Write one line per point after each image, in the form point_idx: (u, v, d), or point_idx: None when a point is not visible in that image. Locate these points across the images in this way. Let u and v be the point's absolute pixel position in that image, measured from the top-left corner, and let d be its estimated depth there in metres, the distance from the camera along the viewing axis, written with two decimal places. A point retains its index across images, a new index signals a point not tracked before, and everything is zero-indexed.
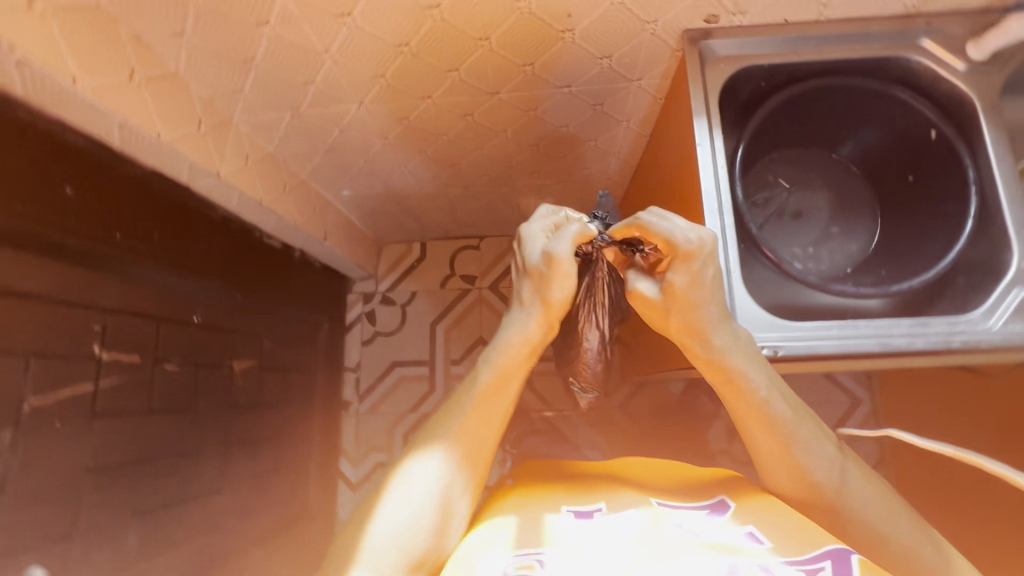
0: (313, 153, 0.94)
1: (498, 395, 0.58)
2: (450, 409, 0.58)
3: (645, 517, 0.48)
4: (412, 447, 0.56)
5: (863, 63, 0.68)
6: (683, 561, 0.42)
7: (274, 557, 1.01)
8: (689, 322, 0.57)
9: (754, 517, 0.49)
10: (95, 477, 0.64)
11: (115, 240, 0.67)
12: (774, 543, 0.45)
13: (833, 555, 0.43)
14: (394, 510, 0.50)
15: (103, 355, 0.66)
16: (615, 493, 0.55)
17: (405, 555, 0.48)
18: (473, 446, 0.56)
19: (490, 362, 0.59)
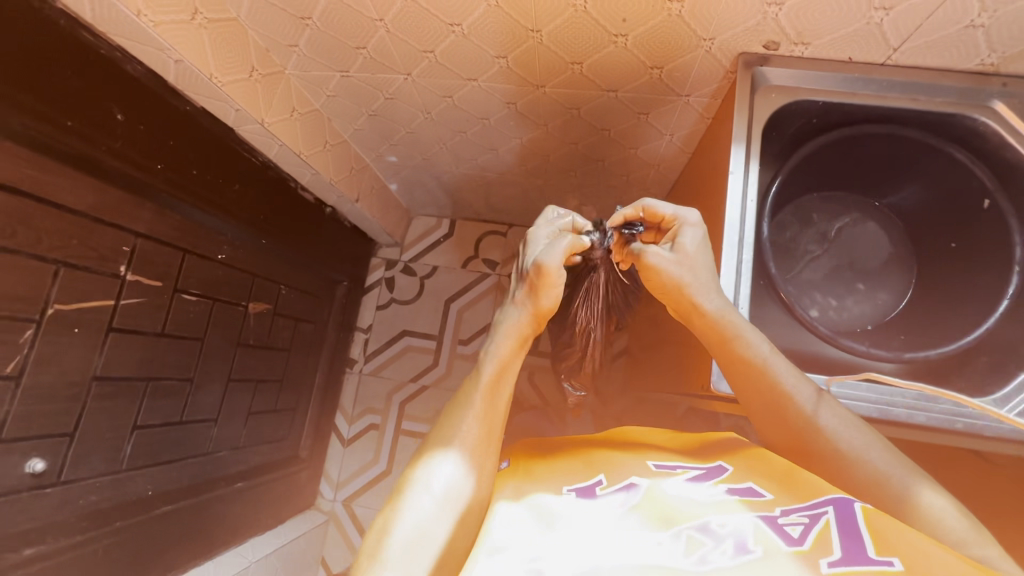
0: (357, 116, 0.96)
1: (504, 381, 0.57)
2: (455, 408, 0.55)
3: (643, 484, 0.48)
4: (420, 454, 0.52)
5: (925, 116, 0.65)
6: (687, 518, 0.43)
7: (256, 492, 1.06)
8: (691, 281, 0.58)
9: (754, 475, 0.49)
10: (103, 386, 0.69)
11: (156, 169, 0.71)
12: (775, 496, 0.46)
13: (836, 501, 0.43)
14: (408, 510, 0.47)
15: (128, 276, 0.70)
16: (611, 460, 0.53)
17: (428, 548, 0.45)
18: (486, 438, 0.54)
19: (492, 353, 0.58)
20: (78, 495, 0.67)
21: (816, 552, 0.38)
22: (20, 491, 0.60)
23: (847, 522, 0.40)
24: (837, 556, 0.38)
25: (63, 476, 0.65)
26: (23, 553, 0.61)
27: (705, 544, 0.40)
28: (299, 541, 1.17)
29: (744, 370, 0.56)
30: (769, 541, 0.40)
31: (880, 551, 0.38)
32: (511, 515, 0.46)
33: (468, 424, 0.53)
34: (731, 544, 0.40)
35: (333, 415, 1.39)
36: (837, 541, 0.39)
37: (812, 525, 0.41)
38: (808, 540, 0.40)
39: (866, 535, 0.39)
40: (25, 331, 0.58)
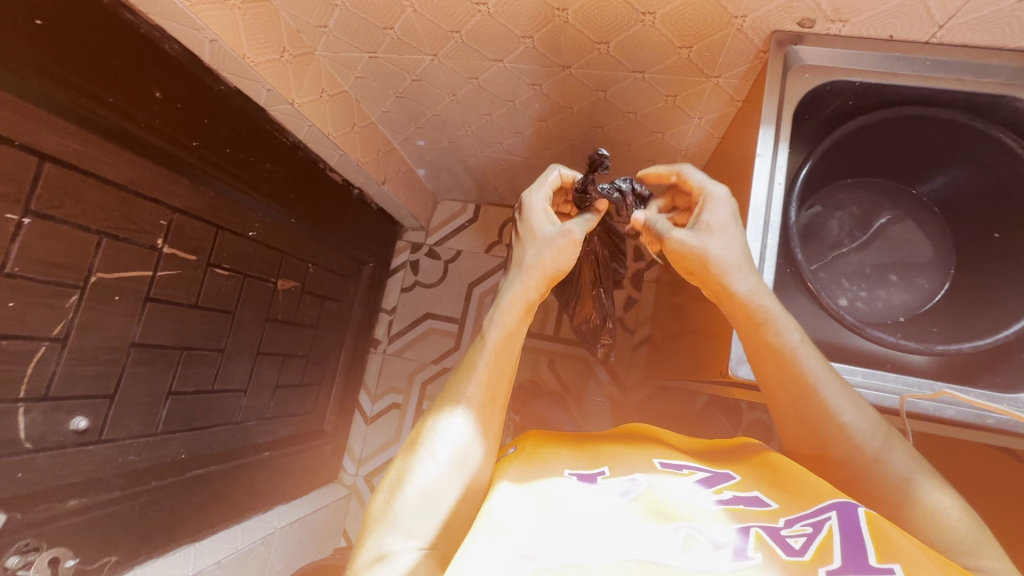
0: (385, 98, 0.97)
1: (511, 348, 0.57)
2: (463, 373, 0.56)
3: (644, 479, 0.48)
4: (429, 414, 0.53)
5: (972, 98, 0.62)
6: (689, 519, 0.43)
7: (283, 462, 1.10)
8: (721, 261, 0.56)
9: (762, 484, 0.48)
10: (141, 351, 0.73)
11: (191, 146, 0.74)
12: (781, 505, 0.45)
13: (840, 506, 0.42)
14: (413, 467, 0.48)
15: (164, 249, 0.73)
16: (616, 455, 0.54)
17: (420, 499, 0.45)
18: (493, 408, 0.54)
19: (497, 320, 0.58)
20: (118, 454, 0.71)
21: (816, 562, 0.37)
22: (66, 446, 0.64)
23: (850, 529, 0.39)
24: (837, 565, 0.36)
25: (104, 435, 0.69)
26: (67, 504, 0.65)
27: (703, 545, 0.39)
28: (322, 511, 1.22)
29: (770, 361, 0.55)
30: (769, 550, 0.39)
31: (882, 559, 0.36)
32: (512, 496, 0.46)
33: (475, 387, 0.54)
34: (732, 550, 0.39)
35: (357, 392, 1.42)
36: (838, 550, 0.38)
37: (814, 535, 0.40)
38: (809, 550, 0.39)
39: (868, 542, 0.37)
40: (70, 297, 0.62)
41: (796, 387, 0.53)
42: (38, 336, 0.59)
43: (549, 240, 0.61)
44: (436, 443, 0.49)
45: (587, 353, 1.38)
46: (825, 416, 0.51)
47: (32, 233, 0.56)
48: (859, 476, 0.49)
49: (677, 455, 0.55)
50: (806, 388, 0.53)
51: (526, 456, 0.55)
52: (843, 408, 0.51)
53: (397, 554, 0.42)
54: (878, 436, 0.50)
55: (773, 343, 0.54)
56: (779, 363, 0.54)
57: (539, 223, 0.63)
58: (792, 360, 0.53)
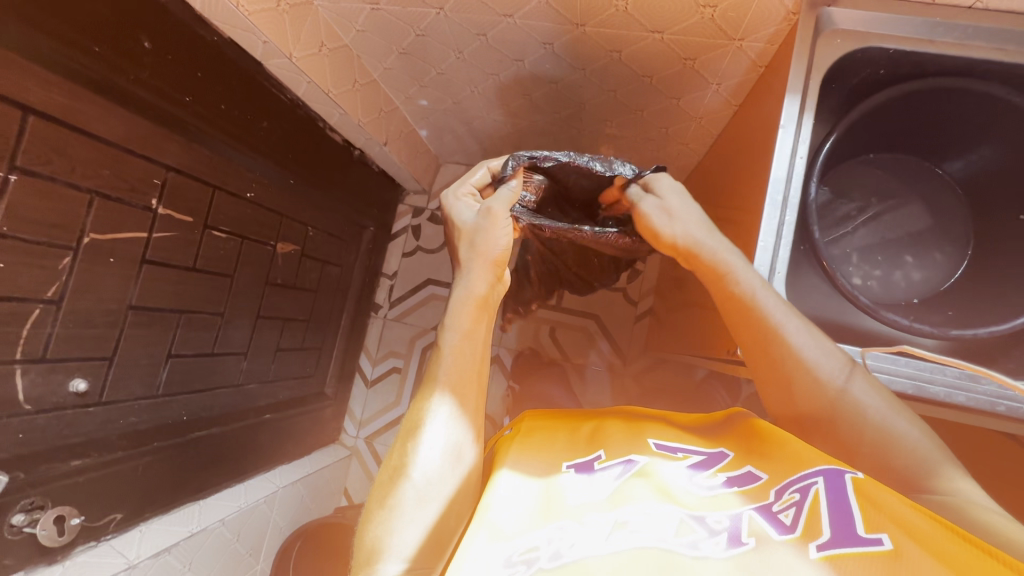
0: (387, 54, 0.92)
1: (471, 342, 0.57)
2: (431, 376, 0.56)
3: (641, 462, 0.49)
4: (410, 418, 0.54)
5: (1011, 70, 0.59)
6: (685, 505, 0.42)
7: (284, 423, 1.11)
8: (686, 229, 0.59)
9: (753, 457, 0.48)
10: (139, 314, 0.72)
11: (183, 101, 0.70)
12: (771, 476, 0.44)
13: (826, 473, 0.41)
14: (403, 473, 0.50)
15: (159, 210, 0.71)
16: (613, 437, 0.54)
17: (416, 499, 0.48)
18: (469, 403, 0.55)
19: (454, 325, 0.57)
20: (119, 416, 0.71)
21: (806, 536, 0.37)
22: (65, 408, 0.64)
23: (837, 496, 0.39)
24: (826, 539, 0.36)
25: (104, 397, 0.69)
26: (70, 465, 0.65)
27: (698, 532, 0.39)
28: (323, 471, 1.24)
29: (766, 353, 0.53)
30: (761, 531, 0.38)
31: (869, 530, 0.36)
32: (508, 489, 0.48)
33: (445, 389, 0.54)
34: (726, 537, 0.38)
35: (358, 357, 1.43)
36: (826, 520, 0.37)
37: (802, 503, 0.39)
38: (800, 524, 0.38)
39: (855, 512, 0.37)
40: (63, 258, 0.60)
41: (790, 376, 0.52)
42: (31, 298, 0.57)
43: (476, 228, 0.61)
44: (422, 448, 0.50)
45: (590, 323, 1.37)
46: (828, 400, 0.50)
47: (19, 190, 0.54)
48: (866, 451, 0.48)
49: (674, 437, 0.55)
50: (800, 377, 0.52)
51: (523, 441, 0.56)
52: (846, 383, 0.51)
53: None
54: (890, 410, 0.49)
55: (774, 339, 0.53)
56: (778, 357, 0.53)
57: (461, 215, 0.63)
58: (791, 353, 0.52)
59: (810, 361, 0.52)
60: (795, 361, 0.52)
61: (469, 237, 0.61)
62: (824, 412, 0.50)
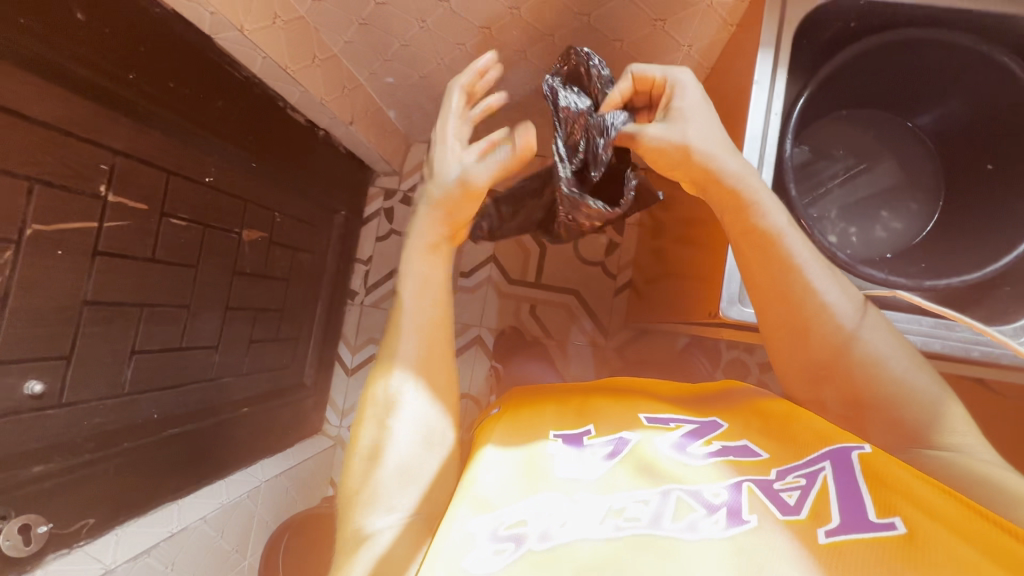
0: (347, 25, 0.88)
1: (428, 295, 0.57)
2: (389, 342, 0.56)
3: (634, 440, 0.48)
4: (370, 380, 0.55)
5: (980, 18, 0.58)
6: (680, 479, 0.42)
7: (263, 416, 1.08)
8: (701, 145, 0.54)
9: (750, 433, 0.48)
10: (96, 310, 0.68)
11: (126, 79, 0.66)
12: (772, 455, 0.44)
13: (834, 457, 0.41)
14: (381, 441, 0.51)
15: (110, 198, 0.67)
16: (604, 413, 0.53)
17: (400, 465, 0.49)
18: (428, 365, 0.55)
19: (412, 271, 0.58)
20: (83, 417, 0.68)
21: (812, 520, 0.37)
22: (22, 412, 0.60)
23: (847, 485, 0.39)
24: (834, 524, 0.36)
25: (64, 399, 0.65)
26: (33, 471, 0.62)
27: (697, 511, 0.39)
28: (307, 463, 1.21)
29: (788, 294, 0.53)
30: (764, 510, 0.38)
31: (881, 514, 0.36)
32: (493, 462, 0.46)
33: (411, 346, 0.55)
34: (726, 514, 0.38)
35: (336, 346, 1.39)
36: (835, 506, 0.37)
37: (809, 488, 0.39)
38: (805, 508, 0.38)
39: (865, 498, 0.37)
40: (4, 252, 0.56)
41: (809, 322, 0.52)
42: None
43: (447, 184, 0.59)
44: (400, 418, 0.52)
45: (570, 298, 1.36)
46: (847, 345, 0.51)
47: None
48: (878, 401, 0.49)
49: (664, 408, 0.54)
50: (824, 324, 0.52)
51: (510, 419, 0.55)
52: (862, 330, 0.51)
53: (381, 532, 0.46)
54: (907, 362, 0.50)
55: (793, 274, 0.53)
56: (799, 298, 0.53)
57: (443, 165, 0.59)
58: (810, 291, 0.52)
59: (833, 304, 0.51)
60: (815, 300, 0.52)
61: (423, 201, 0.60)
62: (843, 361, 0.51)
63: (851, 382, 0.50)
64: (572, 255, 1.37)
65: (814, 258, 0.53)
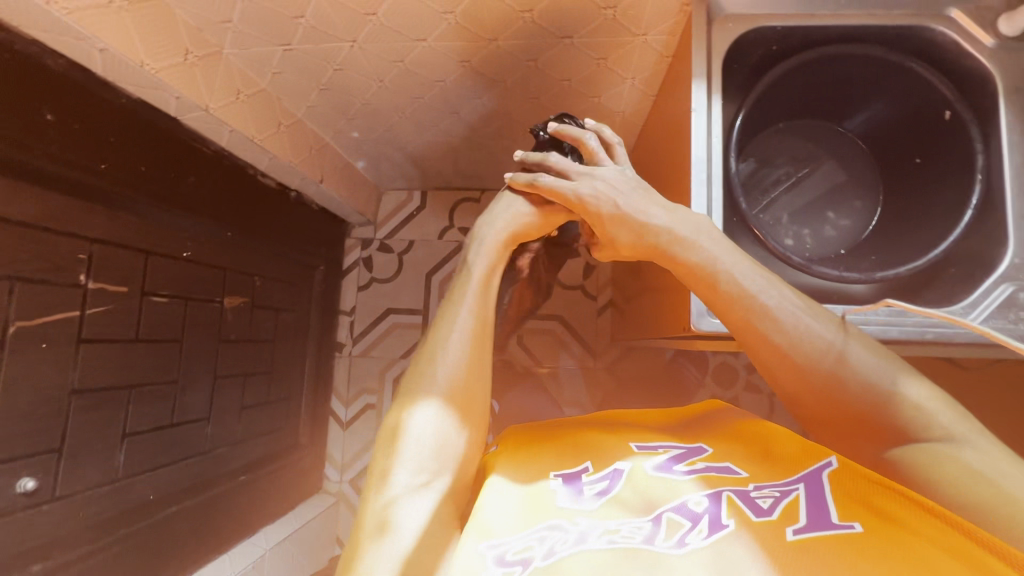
0: (308, 92, 0.92)
1: (484, 301, 0.59)
2: (448, 313, 0.58)
3: (627, 468, 0.49)
4: (413, 384, 0.55)
5: (886, 31, 0.64)
6: (668, 499, 0.44)
7: (261, 482, 1.07)
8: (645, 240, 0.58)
9: (733, 455, 0.49)
10: (83, 398, 0.68)
11: (98, 169, 0.68)
12: (752, 474, 0.46)
13: (807, 477, 0.43)
14: (402, 442, 0.51)
15: (90, 284, 0.68)
16: (596, 445, 0.54)
17: (409, 470, 0.49)
18: (461, 388, 0.54)
19: (480, 258, 0.61)
20: (78, 508, 0.67)
21: (783, 522, 0.39)
22: (16, 512, 0.59)
23: (816, 496, 0.41)
24: (802, 524, 0.39)
25: (58, 492, 0.64)
26: (31, 570, 0.61)
27: (683, 527, 0.41)
28: (311, 524, 1.19)
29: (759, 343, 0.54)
30: (739, 514, 0.40)
31: (841, 517, 0.39)
32: (498, 490, 0.48)
33: (449, 368, 0.55)
34: (708, 524, 0.40)
35: (329, 401, 1.39)
36: (803, 511, 0.40)
37: (780, 498, 0.42)
38: (777, 510, 0.41)
39: (830, 505, 0.40)
40: None
41: (784, 365, 0.53)
42: None
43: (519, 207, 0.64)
44: (417, 423, 0.52)
45: (555, 324, 1.39)
46: (837, 373, 0.51)
47: None
48: (837, 409, 0.51)
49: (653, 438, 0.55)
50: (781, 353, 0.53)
51: (512, 453, 0.56)
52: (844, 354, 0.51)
53: (391, 507, 0.47)
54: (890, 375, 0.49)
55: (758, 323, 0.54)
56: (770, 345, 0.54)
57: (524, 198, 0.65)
58: (777, 335, 0.53)
59: (806, 339, 0.52)
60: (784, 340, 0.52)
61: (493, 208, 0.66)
62: (832, 387, 0.51)
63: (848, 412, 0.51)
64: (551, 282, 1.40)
65: (779, 295, 0.54)
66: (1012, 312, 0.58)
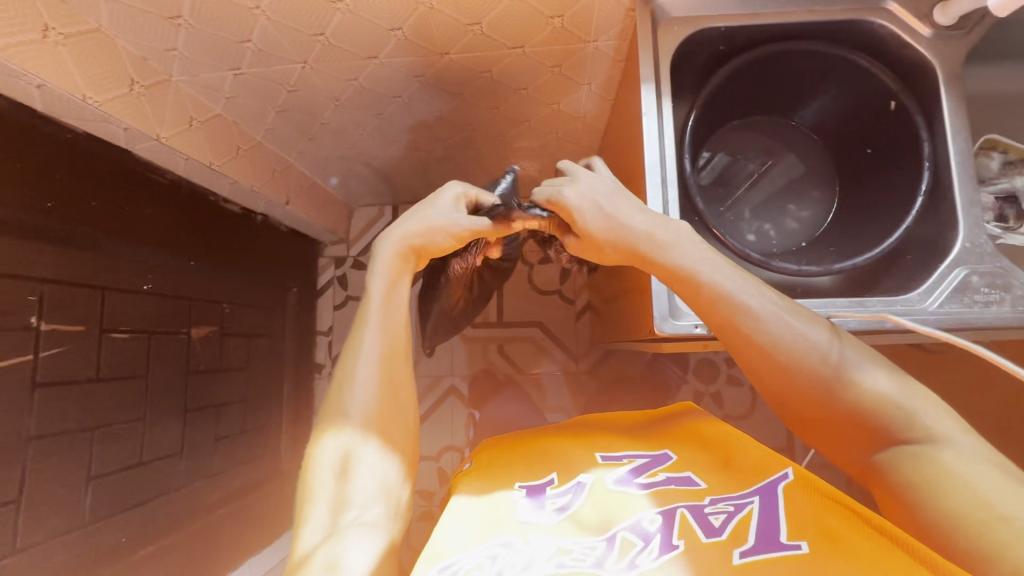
0: (265, 114, 0.90)
1: (394, 313, 0.59)
2: (354, 341, 0.57)
3: (590, 481, 0.49)
4: (327, 409, 0.54)
5: (827, 26, 0.65)
6: (623, 517, 0.43)
7: (242, 514, 1.05)
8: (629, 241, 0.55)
9: (695, 464, 0.49)
10: (41, 444, 0.65)
11: (45, 207, 0.66)
12: (710, 485, 0.45)
13: (762, 491, 0.42)
14: (321, 471, 0.50)
15: (42, 326, 0.66)
16: (563, 457, 0.54)
17: (332, 496, 0.48)
18: (381, 401, 0.54)
19: (380, 273, 0.60)
20: (43, 558, 0.65)
21: (731, 543, 0.38)
22: None
23: (768, 512, 0.40)
24: (749, 546, 0.37)
25: (20, 544, 0.62)
26: None
27: (636, 546, 0.40)
28: None
29: (741, 342, 0.50)
30: (689, 534, 0.39)
31: (790, 537, 0.37)
32: (461, 510, 0.46)
33: (360, 395, 0.54)
34: (659, 544, 0.39)
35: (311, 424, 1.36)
36: (753, 530, 0.38)
37: (733, 513, 0.41)
38: (727, 529, 0.39)
39: (781, 522, 0.38)
40: None
41: (772, 363, 0.49)
42: None
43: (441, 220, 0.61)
44: (336, 448, 0.51)
45: (535, 331, 1.38)
46: (824, 373, 0.47)
47: None
48: (821, 411, 0.48)
49: (619, 445, 0.55)
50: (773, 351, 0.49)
51: (480, 471, 0.54)
52: (827, 350, 0.48)
53: (313, 538, 0.46)
54: (868, 371, 0.47)
55: (736, 320, 0.50)
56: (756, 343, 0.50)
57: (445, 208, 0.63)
58: (762, 331, 0.49)
59: (789, 332, 0.49)
60: (768, 337, 0.49)
61: (433, 200, 0.63)
62: (816, 385, 0.47)
63: (834, 415, 0.47)
64: (528, 288, 1.40)
65: (756, 291, 0.51)
66: (967, 296, 0.59)
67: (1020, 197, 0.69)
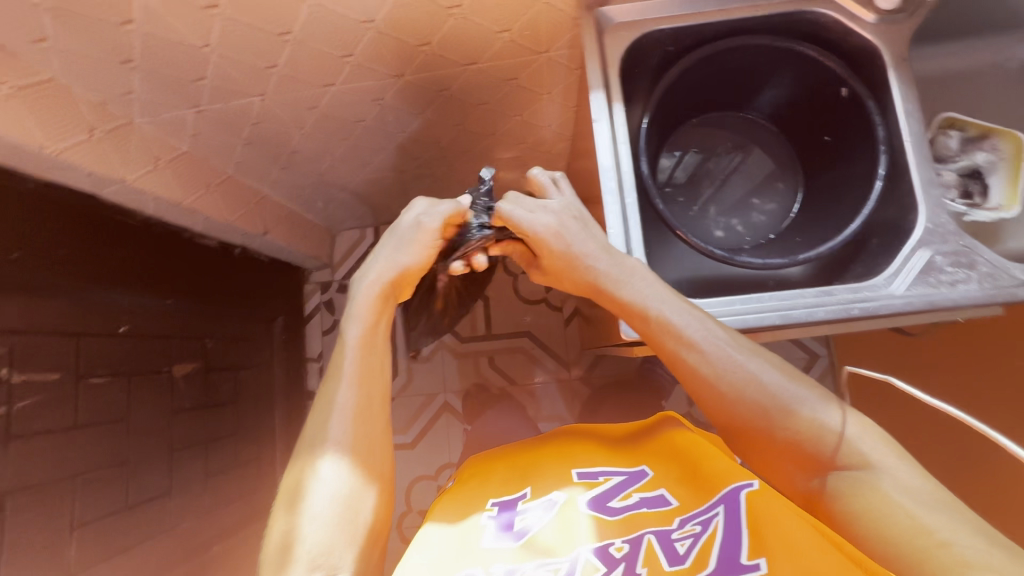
0: (232, 148, 0.91)
1: (370, 355, 0.57)
2: (327, 390, 0.56)
3: (562, 499, 0.48)
4: (306, 456, 0.53)
5: (771, 20, 0.65)
6: (591, 539, 0.43)
7: (238, 550, 1.04)
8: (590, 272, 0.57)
9: (669, 478, 0.48)
10: (18, 498, 0.65)
11: (10, 258, 0.66)
12: (682, 502, 0.45)
13: (727, 501, 0.42)
14: (303, 520, 0.48)
15: (14, 377, 0.66)
16: (541, 473, 0.53)
17: (312, 548, 0.46)
18: (364, 449, 0.53)
19: (355, 318, 0.58)
20: None
21: (692, 570, 0.38)
22: None
23: (732, 529, 0.39)
24: (709, 572, 0.37)
25: None
26: None
27: (598, 573, 0.40)
28: None
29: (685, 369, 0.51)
30: (652, 563, 0.40)
31: (750, 557, 0.37)
32: (426, 545, 0.47)
33: (337, 442, 0.53)
34: (622, 572, 0.39)
35: None
36: (716, 553, 0.38)
37: (699, 535, 0.40)
38: (691, 556, 0.39)
39: (743, 540, 0.38)
40: None
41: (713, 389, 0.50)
42: None
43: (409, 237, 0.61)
44: (314, 495, 0.50)
45: (524, 342, 1.38)
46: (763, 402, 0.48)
47: None
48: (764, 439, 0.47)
49: (597, 458, 0.54)
50: (717, 382, 0.49)
51: (452, 493, 0.55)
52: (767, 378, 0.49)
53: None
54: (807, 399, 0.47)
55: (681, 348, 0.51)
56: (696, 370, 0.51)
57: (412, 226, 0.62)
58: (706, 360, 0.50)
59: (729, 360, 0.50)
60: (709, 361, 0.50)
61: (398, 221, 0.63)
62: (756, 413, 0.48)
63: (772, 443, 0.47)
64: (515, 299, 1.40)
65: (696, 322, 0.52)
66: (933, 276, 0.58)
67: (983, 173, 0.70)
